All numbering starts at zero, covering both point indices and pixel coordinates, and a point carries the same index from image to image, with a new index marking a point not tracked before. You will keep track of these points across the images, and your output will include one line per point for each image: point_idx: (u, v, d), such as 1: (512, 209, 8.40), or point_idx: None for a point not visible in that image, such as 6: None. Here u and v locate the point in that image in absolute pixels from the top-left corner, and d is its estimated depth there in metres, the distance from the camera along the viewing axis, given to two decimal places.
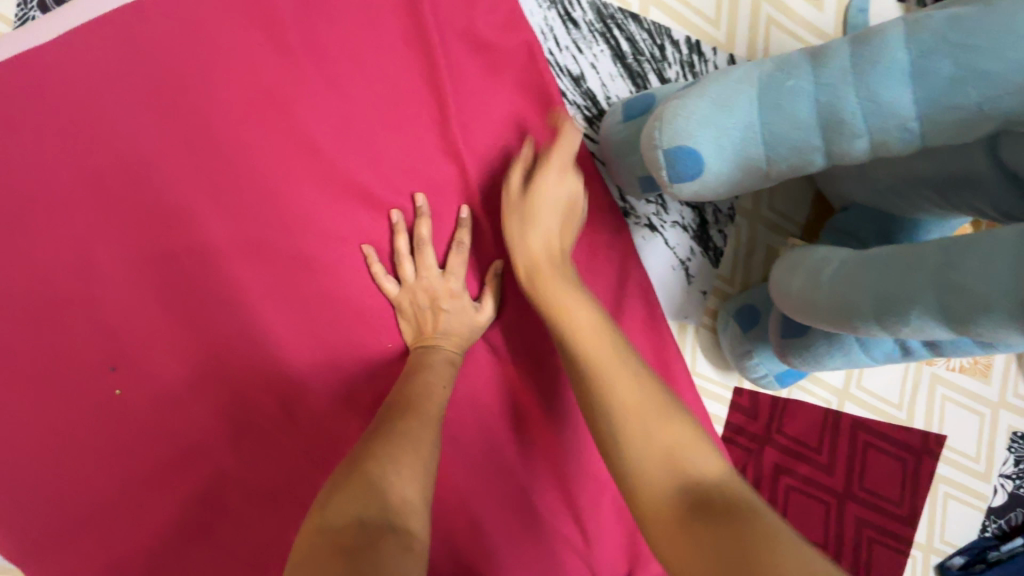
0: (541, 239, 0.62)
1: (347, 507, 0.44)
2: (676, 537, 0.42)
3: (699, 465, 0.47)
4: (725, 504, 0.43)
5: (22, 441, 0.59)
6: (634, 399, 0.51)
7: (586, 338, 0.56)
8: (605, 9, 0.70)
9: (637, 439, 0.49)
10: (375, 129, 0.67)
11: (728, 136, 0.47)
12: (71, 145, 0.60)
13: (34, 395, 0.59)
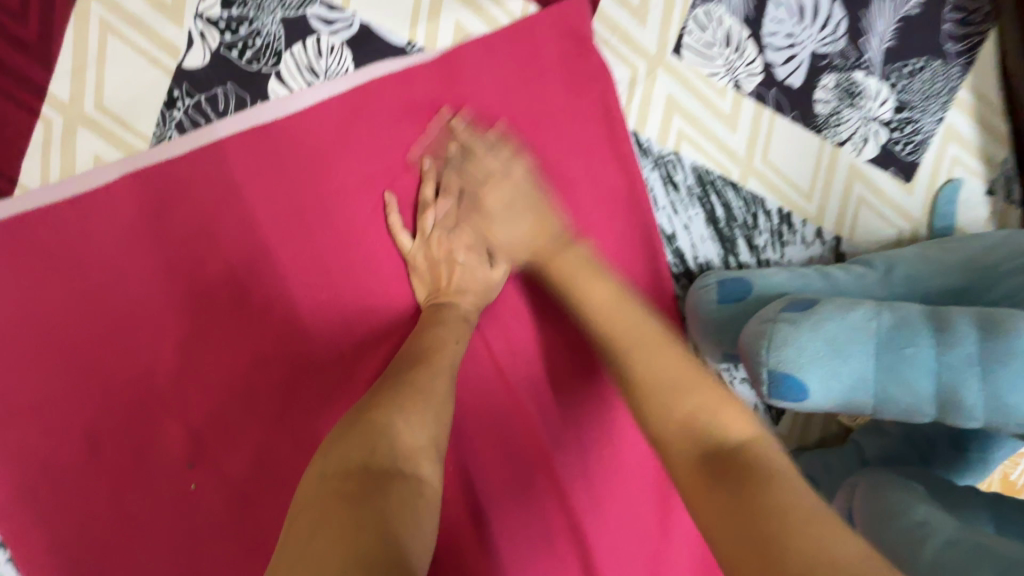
0: (517, 217, 0.65)
1: (347, 452, 0.46)
2: (698, 494, 0.43)
3: (725, 426, 0.47)
4: (745, 464, 0.43)
5: (120, 519, 0.65)
6: (665, 372, 0.52)
7: (608, 312, 0.59)
8: (707, 175, 0.72)
9: (660, 417, 0.50)
10: None
11: (838, 377, 0.49)
12: (200, 270, 0.65)
13: (131, 481, 0.66)
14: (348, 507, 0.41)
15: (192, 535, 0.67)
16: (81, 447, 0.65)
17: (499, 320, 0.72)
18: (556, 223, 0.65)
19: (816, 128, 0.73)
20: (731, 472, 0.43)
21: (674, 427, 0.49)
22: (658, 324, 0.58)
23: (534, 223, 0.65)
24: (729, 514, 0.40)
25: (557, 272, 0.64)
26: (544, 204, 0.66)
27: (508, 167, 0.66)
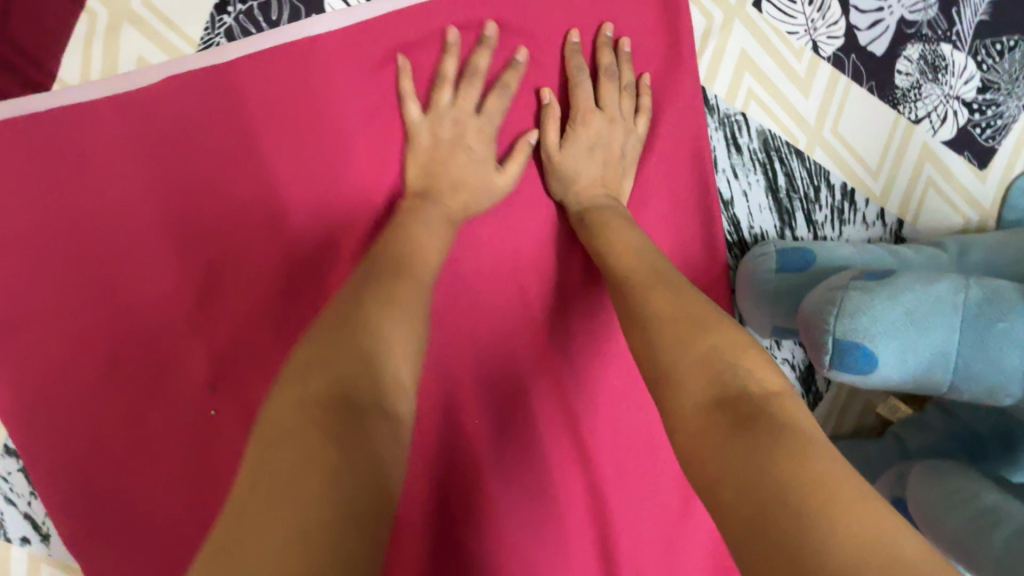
0: (583, 170, 0.63)
1: (327, 406, 0.37)
2: (707, 444, 0.40)
3: (746, 373, 0.44)
4: (763, 412, 0.40)
5: (134, 439, 0.64)
6: (682, 315, 0.49)
7: (622, 262, 0.57)
8: (773, 140, 0.69)
9: (676, 366, 0.46)
10: (513, 211, 0.66)
11: (913, 349, 0.46)
12: (237, 188, 0.62)
13: (147, 404, 0.64)
14: (317, 447, 0.35)
15: (205, 462, 0.65)
16: (101, 361, 0.63)
17: (540, 274, 0.67)
18: (608, 194, 0.64)
19: (893, 101, 0.69)
20: (749, 419, 0.40)
21: (693, 367, 0.45)
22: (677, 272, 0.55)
23: (593, 189, 0.63)
24: (746, 459, 0.37)
25: (591, 225, 0.61)
26: (601, 181, 0.64)
27: (589, 139, 0.63)
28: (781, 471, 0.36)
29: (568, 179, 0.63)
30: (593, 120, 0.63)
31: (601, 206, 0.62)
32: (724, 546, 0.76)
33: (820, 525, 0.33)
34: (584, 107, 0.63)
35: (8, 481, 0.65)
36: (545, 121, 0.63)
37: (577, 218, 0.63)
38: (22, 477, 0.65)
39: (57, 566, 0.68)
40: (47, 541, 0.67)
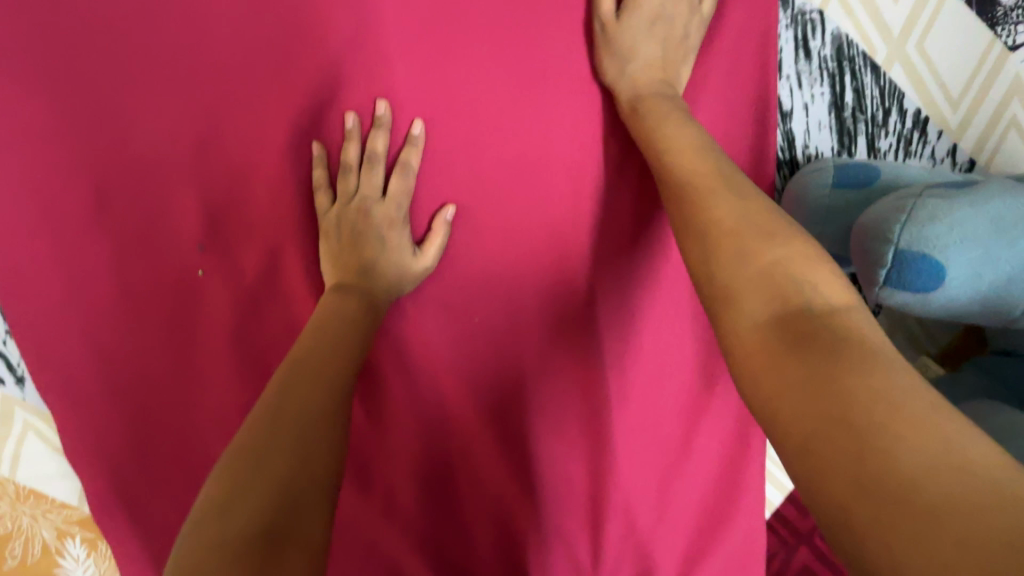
0: (641, 51, 0.57)
1: (263, 401, 0.51)
2: (765, 366, 0.35)
3: (811, 285, 0.37)
4: (831, 330, 0.34)
5: (126, 282, 0.63)
6: (739, 221, 0.43)
7: (683, 161, 0.51)
8: (848, 49, 0.61)
9: (729, 277, 0.40)
10: (545, 93, 0.61)
11: (993, 262, 0.42)
12: (263, 32, 0.58)
13: (143, 248, 0.62)
14: (295, 367, 0.54)
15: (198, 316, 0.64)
16: (109, 202, 0.61)
17: (566, 167, 0.63)
18: (667, 80, 0.58)
19: (991, 21, 0.61)
20: (812, 338, 0.34)
21: (751, 279, 0.39)
22: (742, 180, 0.49)
23: (651, 73, 0.58)
24: (808, 385, 0.32)
25: (641, 123, 0.56)
26: (660, 61, 0.58)
27: (654, 13, 0.57)
28: (841, 396, 0.30)
29: (625, 59, 0.58)
30: None
31: (659, 95, 0.57)
32: (716, 483, 0.74)
33: (889, 449, 0.28)
34: None
35: None
36: None
37: (630, 107, 0.58)
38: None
39: (30, 412, 0.66)
40: (22, 385, 0.65)
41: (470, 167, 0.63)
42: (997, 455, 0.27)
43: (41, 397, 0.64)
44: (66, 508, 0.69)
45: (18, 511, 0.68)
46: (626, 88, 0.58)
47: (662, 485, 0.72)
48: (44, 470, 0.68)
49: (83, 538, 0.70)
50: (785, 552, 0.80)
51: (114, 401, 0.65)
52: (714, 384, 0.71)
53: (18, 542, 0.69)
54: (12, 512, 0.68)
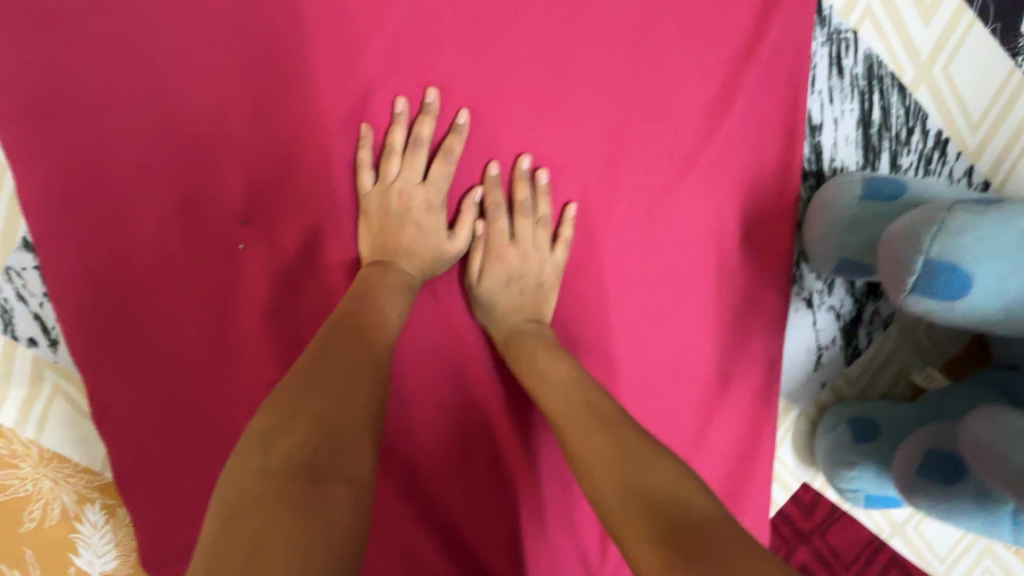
0: (504, 302, 0.66)
1: (302, 361, 0.51)
2: (647, 557, 0.46)
3: (657, 481, 0.50)
4: (716, 544, 0.44)
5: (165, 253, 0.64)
6: (602, 454, 0.55)
7: (561, 406, 0.60)
8: (879, 68, 0.64)
9: (605, 490, 0.53)
10: (585, 93, 0.63)
11: (1017, 274, 0.45)
12: (317, 16, 0.59)
13: (183, 221, 0.63)
14: (322, 348, 0.53)
15: (230, 292, 0.65)
16: (155, 173, 0.62)
17: (600, 165, 0.65)
18: (540, 322, 0.67)
19: (1013, 51, 0.64)
20: (678, 530, 0.46)
21: (625, 503, 0.50)
22: (603, 399, 0.60)
23: (519, 312, 0.66)
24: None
25: (518, 347, 0.65)
26: (526, 283, 0.65)
27: (537, 246, 0.65)
28: None
29: (512, 270, 0.65)
30: (513, 255, 0.65)
31: (523, 337, 0.65)
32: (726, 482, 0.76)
33: None
34: (503, 248, 0.65)
35: (21, 278, 0.63)
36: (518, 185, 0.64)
37: (503, 341, 0.66)
38: (37, 276, 0.63)
39: (60, 375, 0.66)
40: (54, 349, 0.65)
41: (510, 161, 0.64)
42: None
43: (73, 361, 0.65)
44: (90, 473, 0.70)
45: (41, 474, 0.69)
46: (490, 320, 0.67)
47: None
48: (72, 435, 0.68)
49: (103, 504, 0.71)
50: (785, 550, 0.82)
51: (143, 369, 0.65)
52: (730, 386, 0.73)
53: (38, 504, 0.70)
54: (35, 476, 0.69)
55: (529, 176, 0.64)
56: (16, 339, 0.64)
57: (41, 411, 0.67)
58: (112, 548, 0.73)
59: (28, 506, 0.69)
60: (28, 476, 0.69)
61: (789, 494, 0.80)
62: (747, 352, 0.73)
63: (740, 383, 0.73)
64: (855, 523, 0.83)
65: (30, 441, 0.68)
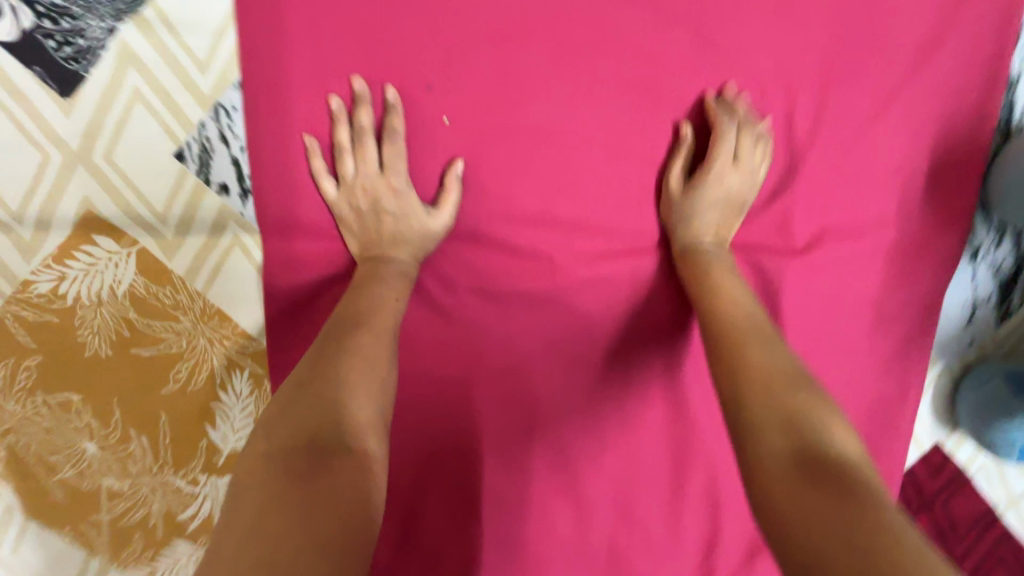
0: (707, 219, 0.66)
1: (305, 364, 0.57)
2: (781, 476, 0.47)
3: (833, 435, 0.50)
4: (845, 475, 0.46)
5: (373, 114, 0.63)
6: (775, 374, 0.55)
7: (728, 312, 0.62)
8: None
9: (759, 401, 0.54)
10: (810, 15, 0.64)
11: None
12: None
13: (399, 85, 0.63)
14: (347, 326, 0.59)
15: (431, 162, 0.66)
16: (374, 38, 0.61)
17: (808, 91, 0.66)
18: (727, 242, 0.68)
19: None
20: (824, 473, 0.46)
21: (778, 422, 0.51)
22: (771, 328, 0.61)
23: (710, 231, 0.67)
24: (810, 498, 0.44)
25: (700, 260, 0.66)
26: (730, 204, 0.67)
27: (749, 173, 0.66)
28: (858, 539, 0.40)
29: (722, 189, 0.66)
30: (727, 174, 0.65)
31: (710, 257, 0.66)
32: (868, 428, 0.76)
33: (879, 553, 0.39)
34: (720, 164, 0.65)
35: (228, 118, 0.62)
36: (731, 102, 0.66)
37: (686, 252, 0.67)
38: (241, 119, 0.62)
39: (242, 228, 0.65)
40: (242, 201, 0.64)
41: (722, 75, 0.66)
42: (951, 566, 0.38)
43: (262, 213, 0.63)
44: (245, 337, 0.67)
45: (197, 331, 0.67)
46: (684, 238, 0.67)
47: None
48: (238, 292, 0.66)
49: (251, 373, 0.69)
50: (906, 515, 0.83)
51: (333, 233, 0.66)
52: (888, 333, 0.73)
53: (186, 364, 0.67)
54: (191, 332, 0.66)
55: (736, 94, 0.66)
56: (208, 183, 0.63)
57: (216, 261, 0.65)
58: (250, 424, 0.70)
59: (177, 365, 0.67)
60: (184, 331, 0.66)
61: (920, 454, 0.81)
62: (915, 300, 0.73)
63: (898, 330, 0.73)
64: (976, 494, 0.83)
65: (197, 295, 0.66)
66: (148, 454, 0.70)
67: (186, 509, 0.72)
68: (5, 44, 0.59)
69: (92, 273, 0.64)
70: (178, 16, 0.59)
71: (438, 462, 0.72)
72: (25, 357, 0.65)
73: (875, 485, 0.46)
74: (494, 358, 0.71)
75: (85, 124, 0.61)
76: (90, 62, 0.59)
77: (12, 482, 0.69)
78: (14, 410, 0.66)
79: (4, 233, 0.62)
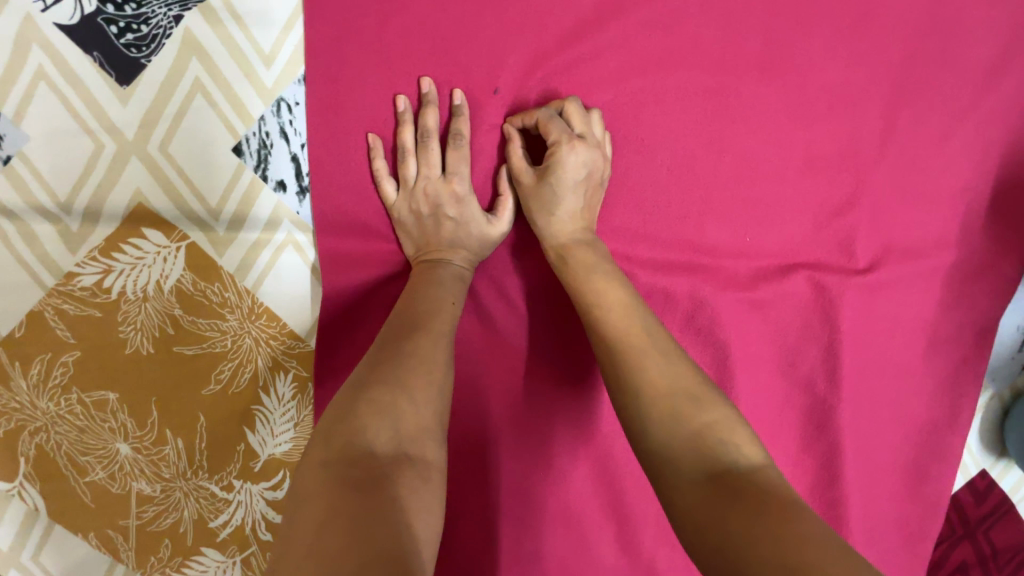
0: (561, 210, 0.61)
1: (368, 360, 0.54)
2: (706, 507, 0.45)
3: (741, 450, 0.48)
4: (774, 502, 0.44)
5: (439, 116, 0.62)
6: (677, 385, 0.52)
7: (618, 321, 0.57)
8: None
9: (663, 419, 0.50)
10: (873, 39, 0.65)
11: None
12: None
13: (468, 88, 0.62)
14: (408, 327, 0.56)
15: (493, 167, 0.65)
16: (445, 40, 0.60)
17: (869, 114, 0.67)
18: (588, 226, 0.63)
19: None
20: (742, 494, 0.44)
21: (686, 442, 0.49)
22: (665, 333, 0.57)
23: (574, 222, 0.62)
24: (729, 520, 0.43)
25: (577, 270, 0.60)
26: (588, 184, 0.62)
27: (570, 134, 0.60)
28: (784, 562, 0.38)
29: (559, 185, 0.61)
30: (566, 161, 0.60)
31: (582, 250, 0.61)
32: (920, 452, 0.74)
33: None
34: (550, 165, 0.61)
35: (290, 113, 0.61)
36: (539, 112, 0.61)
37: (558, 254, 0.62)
38: (304, 115, 0.61)
39: (296, 226, 0.63)
40: (299, 199, 0.62)
41: (788, 90, 0.66)
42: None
43: (320, 210, 0.62)
44: (293, 338, 0.65)
45: (243, 330, 0.64)
46: (555, 239, 0.62)
47: (872, 447, 0.73)
48: (290, 291, 0.64)
49: (296, 375, 0.66)
50: (949, 543, 0.81)
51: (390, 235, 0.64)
52: (942, 355, 0.73)
53: (230, 364, 0.65)
54: (237, 330, 0.64)
55: (567, 108, 0.61)
56: (265, 180, 0.61)
57: (268, 259, 0.63)
58: (290, 429, 0.67)
59: (221, 364, 0.65)
60: (230, 330, 0.64)
61: (966, 480, 0.80)
62: (968, 323, 0.72)
63: (950, 353, 0.73)
64: (1020, 522, 0.82)
65: (246, 292, 0.64)
66: (182, 458, 0.66)
67: (218, 517, 0.68)
68: (63, 28, 0.57)
69: (138, 268, 0.62)
70: (246, 7, 0.58)
71: (482, 471, 0.68)
72: (63, 352, 0.62)
73: (792, 496, 0.45)
74: (550, 364, 0.68)
75: (142, 113, 0.59)
76: (152, 50, 0.58)
77: (38, 484, 0.65)
78: (45, 408, 0.63)
79: (49, 222, 0.60)
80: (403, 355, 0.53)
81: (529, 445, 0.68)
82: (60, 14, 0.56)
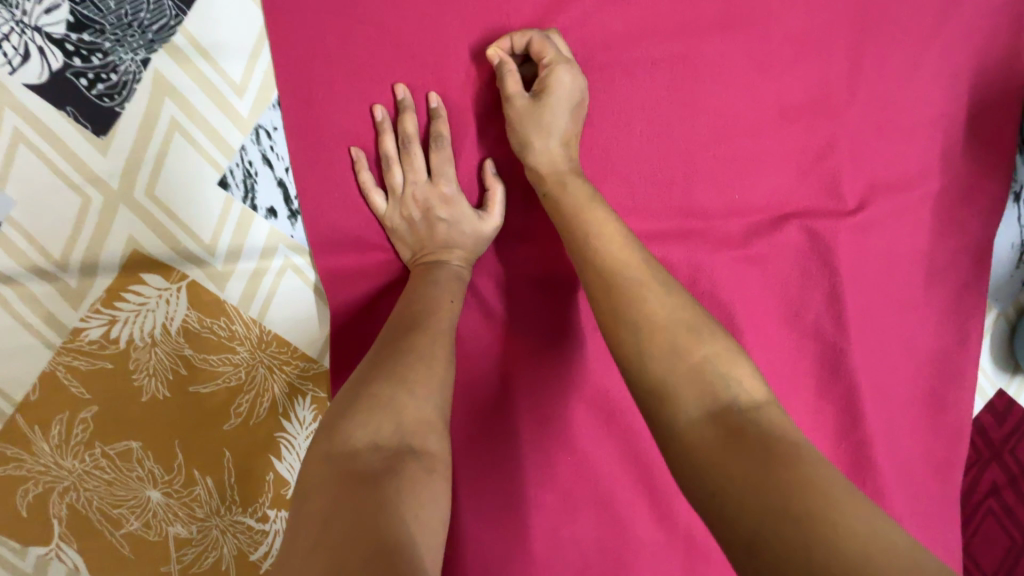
0: (559, 133, 0.61)
1: (369, 357, 0.54)
2: (706, 444, 0.45)
3: (741, 387, 0.48)
4: (772, 441, 0.44)
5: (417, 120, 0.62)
6: (676, 323, 0.52)
7: (612, 260, 0.56)
8: None
9: (663, 355, 0.50)
10: None
11: None
12: None
13: (441, 89, 0.62)
14: (404, 325, 0.56)
15: (476, 163, 0.65)
16: (411, 46, 0.61)
17: (837, 58, 0.68)
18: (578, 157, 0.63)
19: None
20: (741, 432, 0.45)
21: (685, 376, 0.49)
22: (662, 270, 0.57)
23: (566, 151, 0.62)
24: (730, 459, 0.43)
25: (565, 207, 0.60)
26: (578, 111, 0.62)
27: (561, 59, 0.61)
28: (783, 507, 0.39)
29: (559, 106, 0.60)
30: (564, 84, 0.60)
31: (576, 181, 0.61)
32: (935, 382, 0.75)
33: (809, 528, 0.37)
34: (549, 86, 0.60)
35: (270, 139, 0.61)
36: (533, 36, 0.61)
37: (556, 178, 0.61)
38: (283, 139, 0.61)
39: (292, 251, 0.63)
40: (291, 223, 0.63)
41: (754, 46, 0.66)
42: (876, 517, 0.38)
43: (312, 230, 0.62)
44: (306, 361, 0.66)
45: (256, 361, 0.65)
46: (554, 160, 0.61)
47: (887, 384, 0.74)
48: (294, 315, 0.64)
49: (314, 398, 0.66)
50: (976, 467, 0.82)
51: (385, 244, 0.65)
52: (942, 282, 0.74)
53: (247, 397, 0.65)
54: (249, 362, 0.64)
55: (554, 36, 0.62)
56: (255, 209, 0.62)
57: (269, 286, 0.64)
58: None
59: (239, 397, 0.65)
60: (242, 362, 0.64)
61: (984, 402, 0.81)
62: (963, 248, 0.73)
63: (950, 280, 0.74)
64: None
65: (253, 322, 0.64)
66: (214, 496, 0.66)
67: (258, 549, 0.68)
68: (33, 88, 0.57)
69: (143, 313, 0.62)
70: (211, 40, 0.58)
71: (512, 463, 0.68)
72: (80, 409, 0.62)
73: (791, 431, 0.46)
74: (563, 349, 0.69)
75: (123, 161, 0.59)
76: (125, 97, 0.58)
77: (74, 543, 0.65)
78: (71, 466, 0.63)
79: (47, 281, 0.60)
80: (401, 351, 0.54)
81: (553, 430, 0.69)
82: (29, 75, 0.56)
